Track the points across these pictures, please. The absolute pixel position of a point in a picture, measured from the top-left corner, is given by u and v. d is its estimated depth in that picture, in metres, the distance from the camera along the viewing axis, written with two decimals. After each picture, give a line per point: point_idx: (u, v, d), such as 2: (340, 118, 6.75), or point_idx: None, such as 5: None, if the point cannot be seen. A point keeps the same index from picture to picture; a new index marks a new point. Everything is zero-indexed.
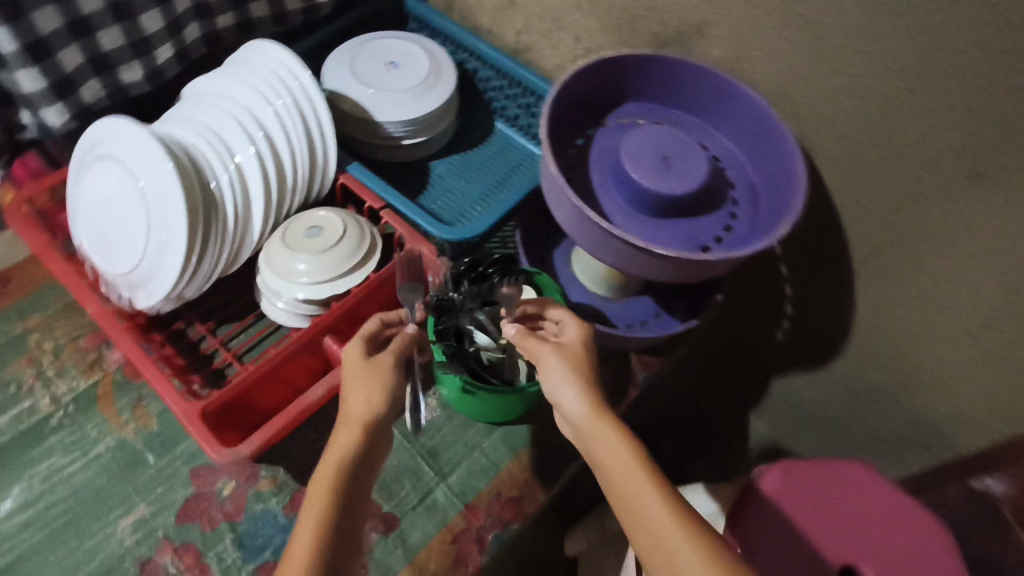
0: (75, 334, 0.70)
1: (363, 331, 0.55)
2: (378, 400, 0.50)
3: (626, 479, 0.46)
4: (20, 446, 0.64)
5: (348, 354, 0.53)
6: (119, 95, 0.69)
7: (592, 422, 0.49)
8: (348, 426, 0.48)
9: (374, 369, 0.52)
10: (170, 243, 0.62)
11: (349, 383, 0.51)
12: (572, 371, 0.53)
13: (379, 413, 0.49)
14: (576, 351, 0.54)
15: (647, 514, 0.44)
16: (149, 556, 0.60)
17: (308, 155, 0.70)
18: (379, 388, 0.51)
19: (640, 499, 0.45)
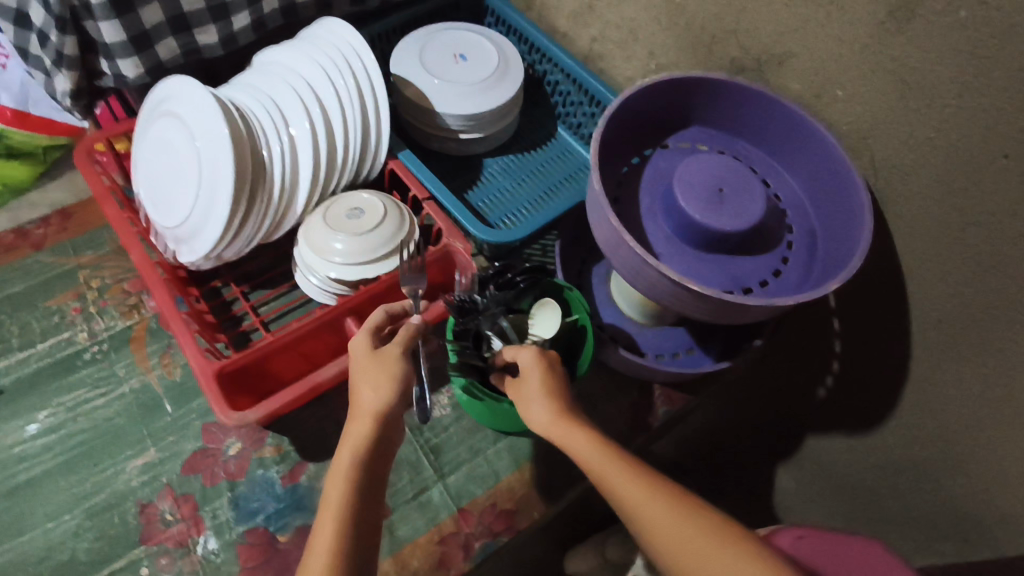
0: (121, 277, 0.74)
1: (370, 323, 0.54)
2: (388, 385, 0.48)
3: (628, 482, 0.45)
4: (54, 373, 0.67)
5: (355, 348, 0.52)
6: (193, 55, 0.72)
7: (585, 437, 0.48)
8: (358, 419, 0.47)
9: (385, 359, 0.50)
10: (215, 204, 0.64)
11: (356, 374, 0.50)
12: (539, 393, 0.51)
13: (389, 399, 0.48)
14: (535, 369, 0.53)
15: (655, 513, 0.43)
16: (150, 499, 0.62)
17: (362, 137, 0.71)
18: (389, 377, 0.49)
19: (647, 498, 0.44)
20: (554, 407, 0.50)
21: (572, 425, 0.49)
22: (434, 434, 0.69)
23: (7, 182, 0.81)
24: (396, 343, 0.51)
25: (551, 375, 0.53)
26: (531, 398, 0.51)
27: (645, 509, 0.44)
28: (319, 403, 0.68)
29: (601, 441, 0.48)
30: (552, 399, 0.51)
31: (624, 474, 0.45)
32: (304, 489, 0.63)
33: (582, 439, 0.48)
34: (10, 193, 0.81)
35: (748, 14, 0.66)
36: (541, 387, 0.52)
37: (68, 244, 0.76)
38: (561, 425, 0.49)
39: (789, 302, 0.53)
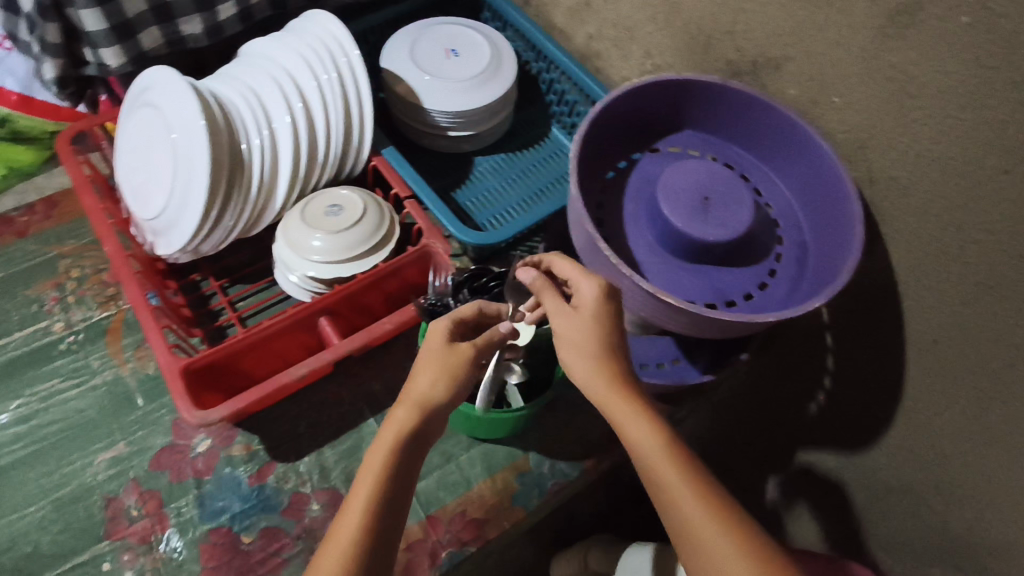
0: (102, 267, 0.74)
1: (458, 313, 0.48)
2: (445, 384, 0.44)
3: (687, 500, 0.40)
4: (30, 362, 0.67)
5: (437, 330, 0.47)
6: (178, 45, 0.72)
7: (656, 442, 0.42)
8: (407, 403, 0.43)
9: (453, 356, 0.45)
10: (192, 196, 0.63)
11: (419, 361, 0.45)
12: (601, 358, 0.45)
13: (440, 397, 0.44)
14: (588, 325, 0.45)
15: (712, 537, 0.39)
16: (116, 494, 0.61)
17: (344, 132, 0.69)
18: (449, 373, 0.44)
19: (705, 520, 0.40)
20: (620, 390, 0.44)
21: (635, 411, 0.43)
22: None
23: (14, 165, 0.80)
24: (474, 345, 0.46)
25: (612, 333, 0.46)
26: (584, 354, 0.45)
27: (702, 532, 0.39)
28: (291, 403, 0.67)
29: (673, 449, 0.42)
30: (614, 379, 0.44)
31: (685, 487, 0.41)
32: (271, 490, 0.62)
33: (644, 430, 0.43)
34: (14, 177, 0.81)
35: (744, 15, 0.63)
36: (603, 361, 0.45)
37: (51, 232, 0.76)
38: (620, 404, 0.44)
39: (768, 318, 0.51)
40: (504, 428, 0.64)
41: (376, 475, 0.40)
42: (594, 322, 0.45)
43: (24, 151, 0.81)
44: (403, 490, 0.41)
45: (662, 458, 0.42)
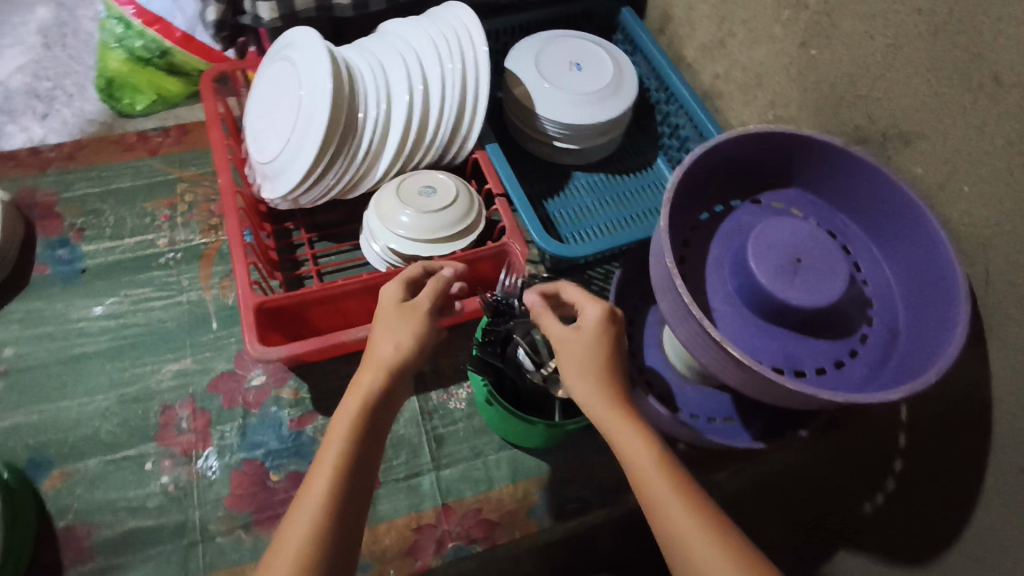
0: (211, 198, 0.80)
1: (406, 274, 0.55)
2: (408, 343, 0.48)
3: (671, 503, 0.42)
4: (132, 268, 0.74)
5: (383, 293, 0.53)
6: (325, 11, 0.77)
7: (635, 444, 0.45)
8: (373, 369, 0.47)
9: (406, 314, 0.50)
10: (304, 150, 0.68)
11: (382, 324, 0.50)
12: (591, 367, 0.48)
13: (405, 354, 0.48)
14: (600, 344, 0.49)
15: (691, 538, 0.40)
16: (172, 403, 0.66)
17: (454, 120, 0.72)
18: (408, 335, 0.49)
19: (688, 522, 0.41)
20: (607, 395, 0.47)
21: (616, 417, 0.46)
22: (442, 423, 0.68)
23: (164, 94, 0.91)
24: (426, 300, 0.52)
25: (604, 349, 0.49)
26: (582, 370, 0.48)
27: (686, 539, 0.40)
28: (343, 362, 0.70)
29: (657, 454, 0.44)
30: (598, 371, 0.48)
31: (670, 495, 0.42)
32: (307, 438, 0.65)
33: (627, 437, 0.45)
34: (161, 104, 0.92)
35: (883, 83, 0.61)
36: (596, 361, 0.48)
37: (178, 156, 0.83)
38: (614, 420, 0.46)
39: (834, 397, 0.47)
40: (540, 438, 0.62)
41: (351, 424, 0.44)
42: (594, 346, 0.49)
43: (179, 84, 0.91)
44: (374, 444, 0.44)
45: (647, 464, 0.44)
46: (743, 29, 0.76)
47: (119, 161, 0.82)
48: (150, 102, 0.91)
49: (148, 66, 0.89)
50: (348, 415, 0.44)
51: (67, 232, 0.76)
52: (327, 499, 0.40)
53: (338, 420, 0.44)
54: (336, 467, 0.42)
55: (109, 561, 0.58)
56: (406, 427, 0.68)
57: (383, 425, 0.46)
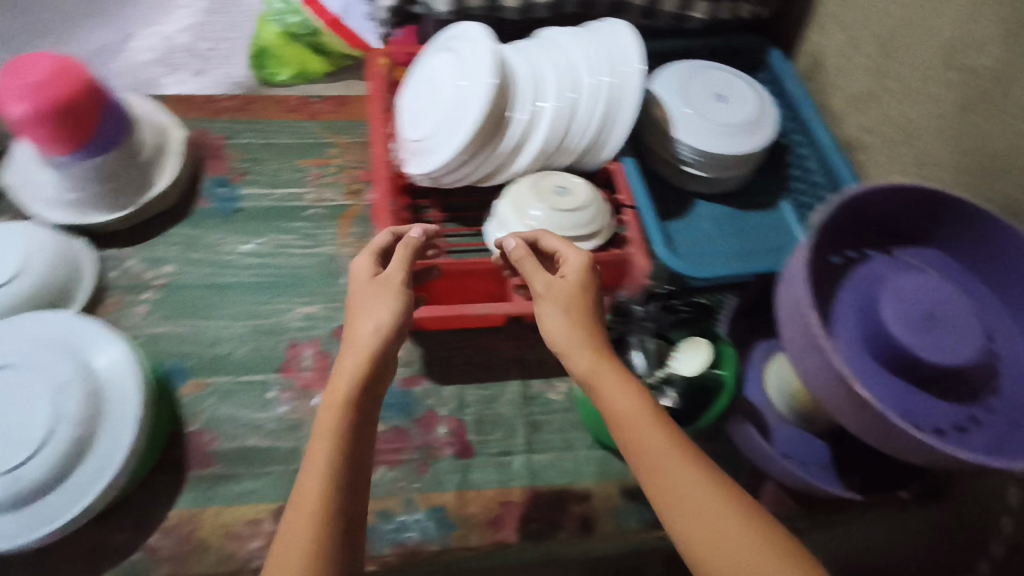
0: (355, 165, 0.86)
1: (375, 246, 0.61)
2: (386, 314, 0.55)
3: (646, 434, 0.50)
4: (281, 215, 0.81)
5: (356, 271, 0.59)
6: (494, 11, 0.82)
7: (609, 383, 0.53)
8: (355, 348, 0.53)
9: (384, 289, 0.56)
10: (455, 135, 0.73)
11: (361, 298, 0.57)
12: (566, 313, 0.57)
13: (389, 322, 0.55)
14: (573, 296, 0.57)
15: (664, 457, 0.49)
16: (297, 342, 0.72)
17: (597, 130, 0.76)
18: (386, 310, 0.55)
19: (659, 446, 0.49)
20: (583, 342, 0.55)
21: (592, 367, 0.54)
22: (539, 411, 0.71)
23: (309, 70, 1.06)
24: (396, 270, 0.58)
25: (580, 299, 0.58)
26: (558, 318, 0.56)
27: (663, 462, 0.48)
28: (456, 334, 0.74)
29: (631, 393, 0.52)
30: (571, 324, 0.56)
31: (647, 428, 0.50)
32: (414, 397, 0.70)
33: (605, 384, 0.53)
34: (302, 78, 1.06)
35: None
36: (575, 310, 0.57)
37: (334, 123, 0.90)
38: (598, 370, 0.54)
39: (962, 453, 0.46)
40: None
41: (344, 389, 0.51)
42: (570, 298, 0.57)
43: (324, 62, 1.05)
44: (371, 400, 0.53)
45: (621, 403, 0.51)
46: (901, 86, 0.76)
47: (282, 119, 0.89)
48: (294, 74, 1.05)
49: (296, 44, 1.03)
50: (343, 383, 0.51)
51: (229, 173, 0.83)
52: (336, 450, 0.48)
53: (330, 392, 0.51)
54: (336, 429, 0.49)
55: (227, 470, 0.64)
56: (505, 408, 0.71)
57: (379, 384, 0.54)
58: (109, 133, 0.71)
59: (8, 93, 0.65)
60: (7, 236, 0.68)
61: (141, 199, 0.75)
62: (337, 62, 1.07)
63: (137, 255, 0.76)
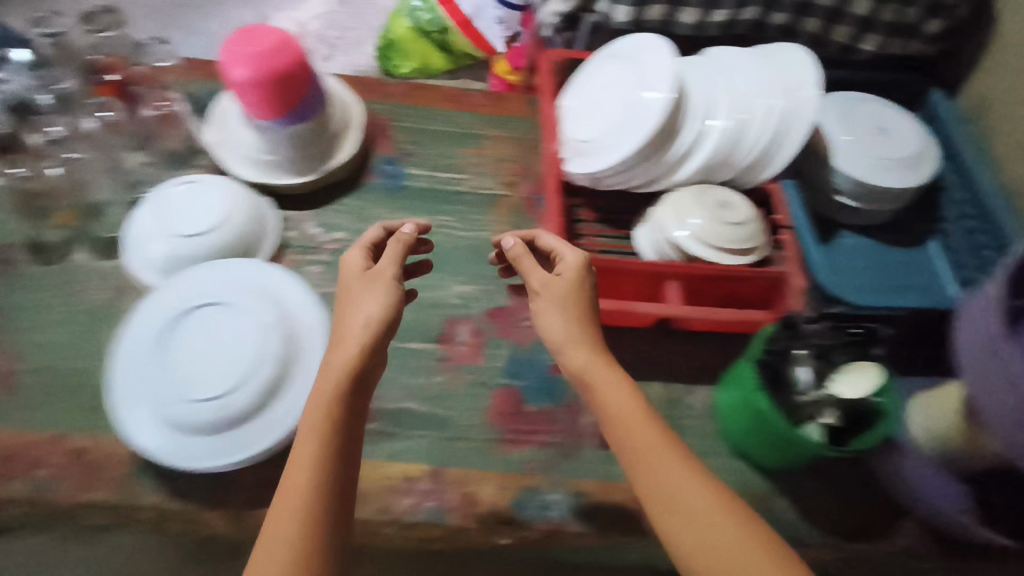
0: (511, 158, 0.90)
1: (365, 241, 0.64)
2: (380, 302, 0.58)
3: (638, 431, 0.52)
4: (442, 198, 0.86)
5: (347, 263, 0.61)
6: (667, 25, 0.85)
7: (602, 381, 0.55)
8: (354, 337, 0.56)
9: (374, 281, 0.59)
10: (626, 142, 0.77)
11: (354, 288, 0.59)
12: (563, 309, 0.59)
13: (382, 310, 0.57)
14: (567, 295, 0.60)
15: (648, 449, 0.51)
16: (454, 318, 0.77)
17: (762, 151, 0.77)
18: (377, 302, 0.58)
19: (646, 440, 0.52)
20: (581, 340, 0.58)
21: (589, 367, 0.56)
22: (680, 415, 0.74)
23: (430, 67, 1.20)
24: (388, 265, 0.60)
25: (576, 294, 0.61)
26: (553, 312, 0.59)
27: (649, 456, 0.51)
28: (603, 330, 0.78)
29: (627, 395, 0.54)
30: (567, 320, 0.58)
31: (637, 427, 0.52)
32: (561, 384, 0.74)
33: (605, 386, 0.55)
34: (421, 74, 1.21)
35: None
36: (574, 305, 0.60)
37: (492, 116, 0.93)
38: (595, 372, 0.56)
39: None
40: (790, 456, 0.65)
41: (339, 373, 0.54)
42: (565, 294, 0.60)
43: (445, 59, 1.19)
44: (367, 378, 0.56)
45: (613, 401, 0.54)
46: None
47: (444, 108, 0.93)
48: (414, 69, 1.20)
49: (421, 41, 1.18)
50: (340, 365, 0.54)
51: (396, 152, 0.88)
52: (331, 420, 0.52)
53: (327, 375, 0.54)
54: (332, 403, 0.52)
55: (387, 427, 0.70)
56: None
57: (372, 367, 0.56)
58: (309, 102, 0.76)
59: (233, 58, 0.71)
60: (212, 188, 0.74)
61: (324, 167, 0.81)
62: (455, 60, 1.20)
63: (313, 219, 0.82)
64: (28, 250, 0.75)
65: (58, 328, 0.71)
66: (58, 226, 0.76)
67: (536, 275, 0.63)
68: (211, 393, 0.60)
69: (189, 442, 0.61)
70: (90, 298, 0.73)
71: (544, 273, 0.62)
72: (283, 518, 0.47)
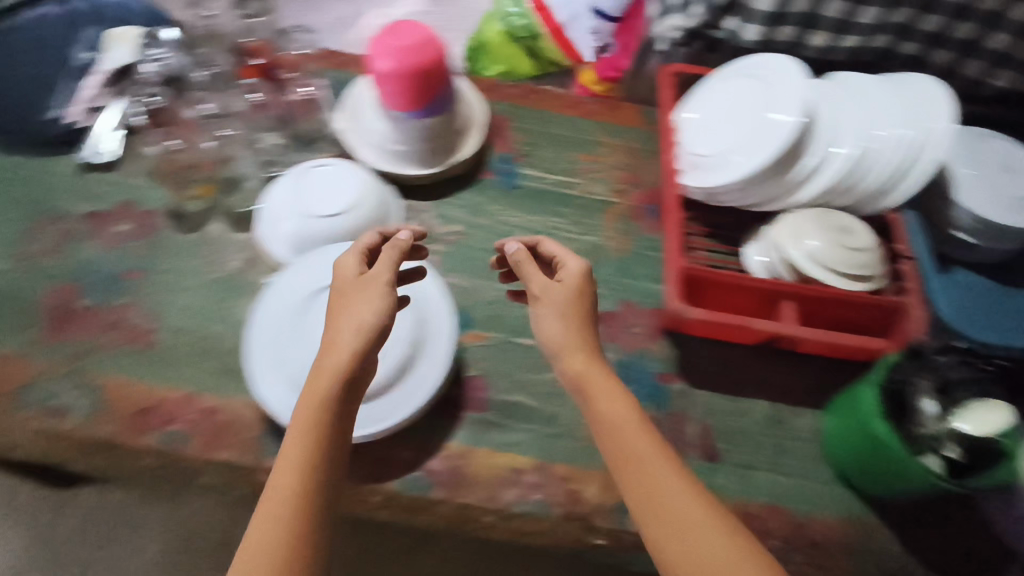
0: (623, 166, 0.91)
1: (361, 244, 0.63)
2: (377, 306, 0.57)
3: (636, 443, 0.52)
4: (554, 200, 0.88)
5: (341, 267, 0.61)
6: (795, 48, 0.86)
7: (601, 391, 0.56)
8: (352, 333, 0.56)
9: (368, 285, 0.58)
10: (748, 160, 0.77)
11: (346, 292, 0.59)
12: (565, 314, 0.60)
13: (377, 316, 0.56)
14: (566, 310, 0.60)
15: (643, 464, 0.51)
16: None
17: (887, 179, 0.77)
18: (373, 307, 0.57)
19: (642, 450, 0.52)
20: (583, 353, 0.58)
21: (591, 380, 0.57)
22: (784, 436, 0.74)
23: (516, 72, 1.22)
24: (382, 269, 0.59)
25: (577, 301, 0.61)
26: (553, 316, 0.60)
27: (644, 470, 0.51)
28: (709, 344, 0.79)
29: (627, 408, 0.54)
30: (568, 328, 0.59)
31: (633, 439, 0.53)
32: (667, 393, 0.75)
33: (605, 397, 0.55)
34: (508, 77, 1.22)
35: None
36: (576, 316, 0.60)
37: (604, 124, 0.95)
38: (594, 382, 0.56)
39: None
40: (906, 487, 0.63)
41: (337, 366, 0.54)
42: (566, 304, 0.60)
43: (531, 64, 1.20)
44: (361, 374, 0.56)
45: (612, 411, 0.54)
46: None
47: (559, 113, 0.95)
48: (501, 72, 1.22)
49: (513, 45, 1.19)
50: (338, 359, 0.54)
51: (511, 152, 0.90)
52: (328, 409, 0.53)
53: (323, 371, 0.54)
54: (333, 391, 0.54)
55: (496, 418, 0.72)
56: (752, 424, 0.74)
57: (369, 364, 0.57)
58: (443, 98, 0.79)
59: (380, 50, 0.75)
60: (344, 172, 0.77)
61: (448, 161, 0.84)
62: (542, 67, 1.22)
63: (433, 210, 0.85)
64: (170, 218, 0.80)
65: (194, 293, 0.76)
66: (196, 196, 0.81)
67: (537, 280, 0.63)
68: None
69: None
70: (226, 268, 0.78)
71: (545, 279, 0.62)
72: (276, 507, 0.49)
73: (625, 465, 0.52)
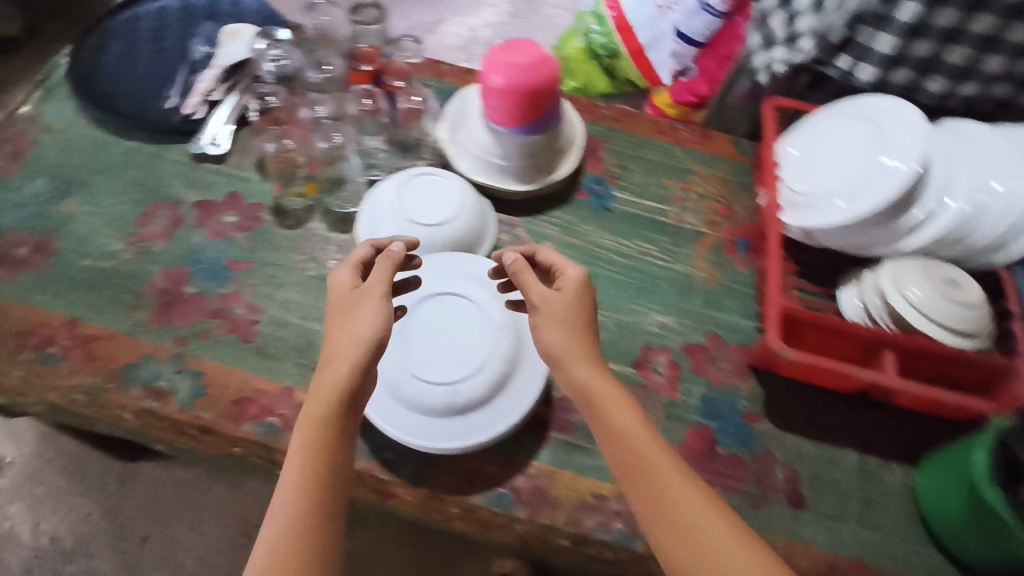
0: (717, 197, 0.91)
1: (357, 258, 0.64)
2: (376, 316, 0.58)
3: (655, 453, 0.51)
4: (645, 225, 0.87)
5: (338, 281, 0.61)
6: (910, 91, 0.84)
7: (612, 398, 0.55)
8: (353, 341, 0.56)
9: (363, 297, 0.59)
10: (857, 202, 0.75)
11: (341, 302, 0.59)
12: (571, 321, 0.59)
13: (379, 323, 0.57)
14: (568, 325, 0.59)
15: (661, 475, 0.50)
16: (652, 346, 0.78)
17: (1002, 234, 0.74)
18: (372, 316, 0.57)
19: (657, 458, 0.51)
20: (595, 368, 0.57)
21: (597, 399, 0.55)
22: (874, 489, 0.72)
23: (592, 88, 1.23)
24: (376, 281, 0.60)
25: (579, 310, 0.60)
26: (561, 325, 0.59)
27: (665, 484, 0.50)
28: (798, 386, 0.77)
29: (639, 422, 0.53)
30: (569, 334, 0.58)
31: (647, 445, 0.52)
32: (754, 433, 0.74)
33: (618, 408, 0.54)
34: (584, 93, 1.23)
35: None
36: (581, 326, 0.59)
37: (699, 153, 0.94)
38: (599, 399, 0.55)
39: None
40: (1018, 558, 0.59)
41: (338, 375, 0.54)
42: (570, 312, 0.60)
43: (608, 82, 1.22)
44: (365, 381, 0.56)
45: (628, 422, 0.53)
46: None
47: (654, 138, 0.95)
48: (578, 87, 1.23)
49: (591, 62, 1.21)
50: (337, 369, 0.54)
51: (605, 174, 0.90)
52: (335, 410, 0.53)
53: (322, 386, 0.54)
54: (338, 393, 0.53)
55: (581, 440, 0.71)
56: (841, 474, 0.72)
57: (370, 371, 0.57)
58: (549, 116, 0.79)
59: (494, 65, 0.75)
60: (448, 183, 0.78)
61: (544, 179, 0.85)
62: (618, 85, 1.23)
63: (525, 226, 0.85)
64: (273, 213, 0.82)
65: (293, 289, 0.77)
66: (299, 193, 0.83)
67: (536, 290, 0.62)
68: (447, 377, 0.64)
69: (420, 423, 0.64)
70: (323, 266, 0.80)
71: (544, 287, 0.62)
72: (292, 509, 0.48)
73: (642, 478, 0.51)
